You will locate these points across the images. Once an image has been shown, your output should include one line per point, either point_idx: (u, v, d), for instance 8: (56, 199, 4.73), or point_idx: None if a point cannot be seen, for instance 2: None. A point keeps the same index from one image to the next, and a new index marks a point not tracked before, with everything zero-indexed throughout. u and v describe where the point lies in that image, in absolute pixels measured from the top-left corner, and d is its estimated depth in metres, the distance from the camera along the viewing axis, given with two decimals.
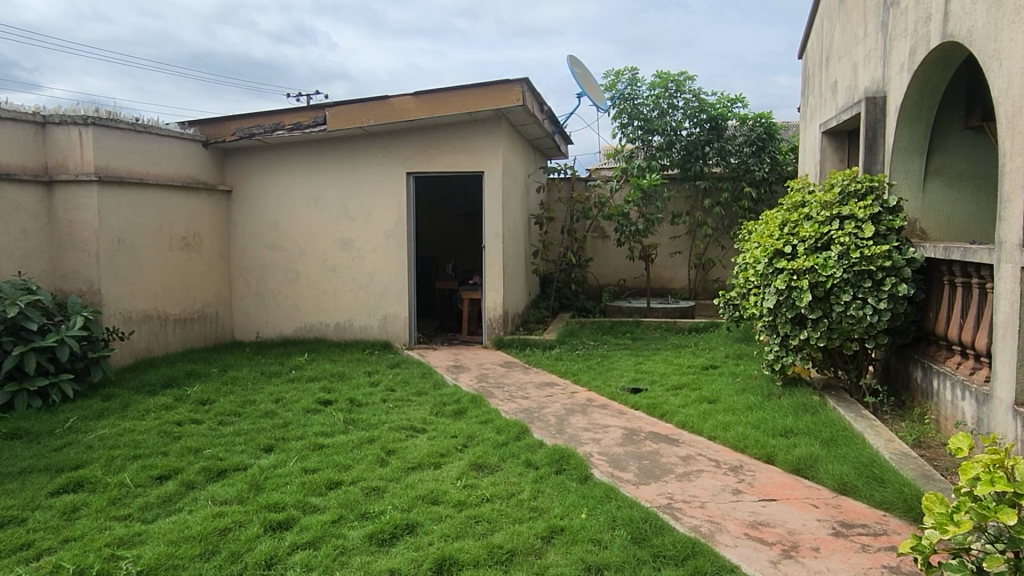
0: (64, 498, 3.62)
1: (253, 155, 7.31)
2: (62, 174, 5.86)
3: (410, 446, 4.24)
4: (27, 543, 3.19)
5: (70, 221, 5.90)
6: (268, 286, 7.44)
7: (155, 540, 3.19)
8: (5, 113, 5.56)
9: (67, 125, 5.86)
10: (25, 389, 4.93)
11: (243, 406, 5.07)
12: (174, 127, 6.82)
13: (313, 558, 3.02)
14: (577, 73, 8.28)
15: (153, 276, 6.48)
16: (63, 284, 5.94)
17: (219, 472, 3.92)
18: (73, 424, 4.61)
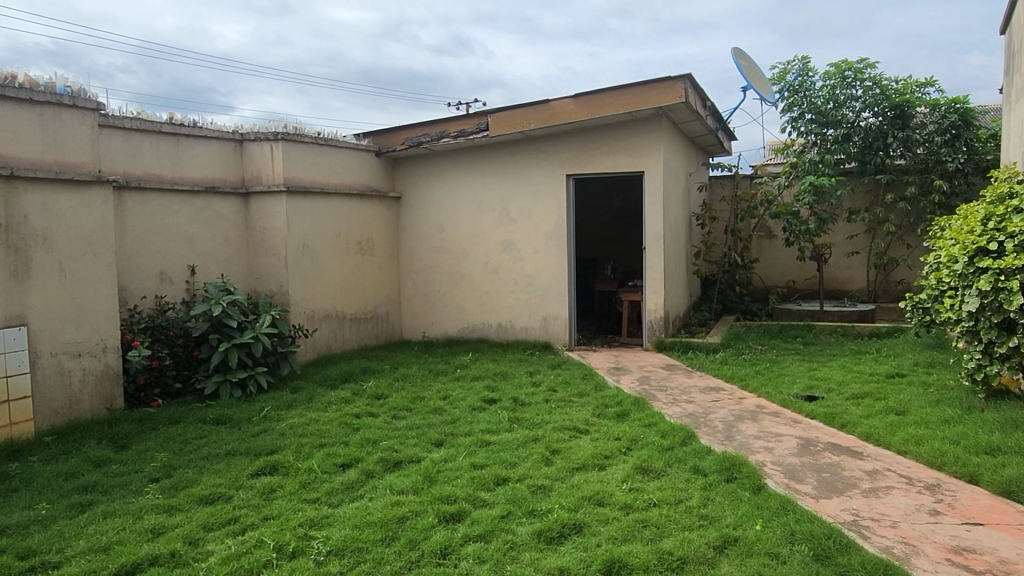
0: (263, 479, 3.99)
1: (420, 163, 7.70)
2: (257, 185, 6.47)
3: (574, 447, 4.26)
4: (234, 517, 3.55)
5: (264, 228, 6.50)
6: (434, 288, 7.79)
7: (341, 523, 3.43)
8: (210, 132, 6.23)
9: (260, 140, 6.46)
10: (227, 380, 5.50)
11: (414, 401, 5.33)
12: (351, 138, 7.36)
13: (485, 550, 3.11)
14: (742, 66, 7.95)
15: (333, 277, 6.99)
16: (257, 285, 6.57)
17: (395, 463, 4.15)
18: (268, 413, 5.07)
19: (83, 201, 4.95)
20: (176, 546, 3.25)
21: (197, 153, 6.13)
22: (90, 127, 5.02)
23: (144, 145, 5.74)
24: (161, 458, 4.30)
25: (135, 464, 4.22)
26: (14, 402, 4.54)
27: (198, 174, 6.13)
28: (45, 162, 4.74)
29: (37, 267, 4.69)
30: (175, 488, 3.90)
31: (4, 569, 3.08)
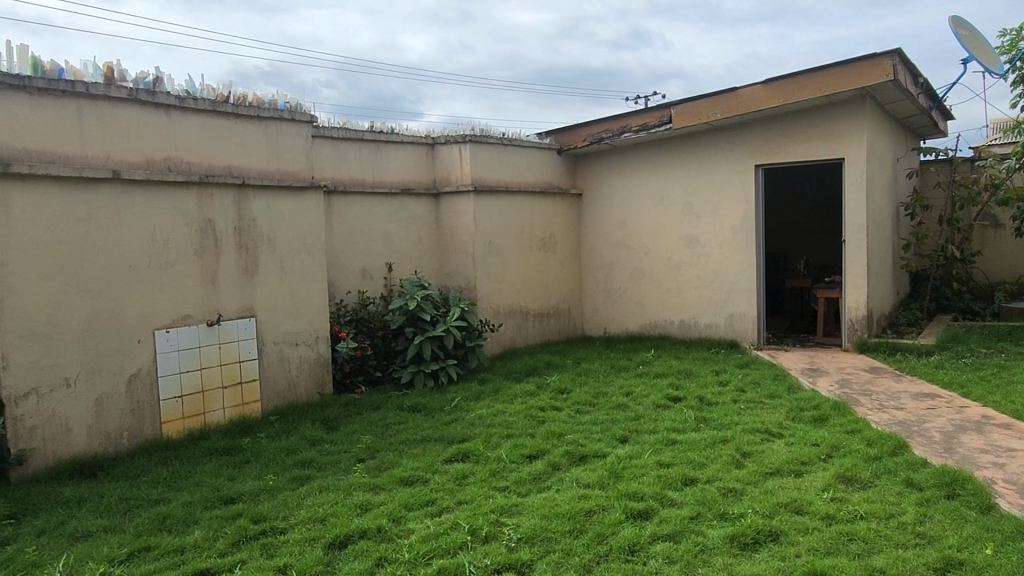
0: (456, 465, 4.20)
1: (601, 160, 7.74)
2: (447, 186, 6.83)
3: (767, 451, 4.06)
4: (431, 499, 3.77)
5: (453, 227, 6.84)
6: (615, 284, 7.77)
7: (531, 512, 3.52)
8: (406, 138, 6.67)
9: (450, 143, 6.81)
10: (421, 370, 5.85)
11: (596, 396, 5.35)
12: (534, 138, 7.58)
13: (674, 551, 3.05)
14: (962, 36, 7.12)
15: (517, 273, 7.20)
16: (448, 281, 6.93)
17: (581, 457, 4.19)
18: (458, 403, 5.33)
19: (301, 205, 5.50)
20: (381, 521, 3.52)
21: (394, 158, 6.58)
22: (305, 138, 5.57)
23: (350, 152, 6.25)
24: (366, 440, 4.67)
25: (344, 445, 4.62)
26: (246, 384, 5.18)
27: (395, 177, 6.57)
28: (269, 171, 5.33)
29: (263, 265, 5.29)
30: (379, 469, 4.22)
31: (241, 530, 3.51)
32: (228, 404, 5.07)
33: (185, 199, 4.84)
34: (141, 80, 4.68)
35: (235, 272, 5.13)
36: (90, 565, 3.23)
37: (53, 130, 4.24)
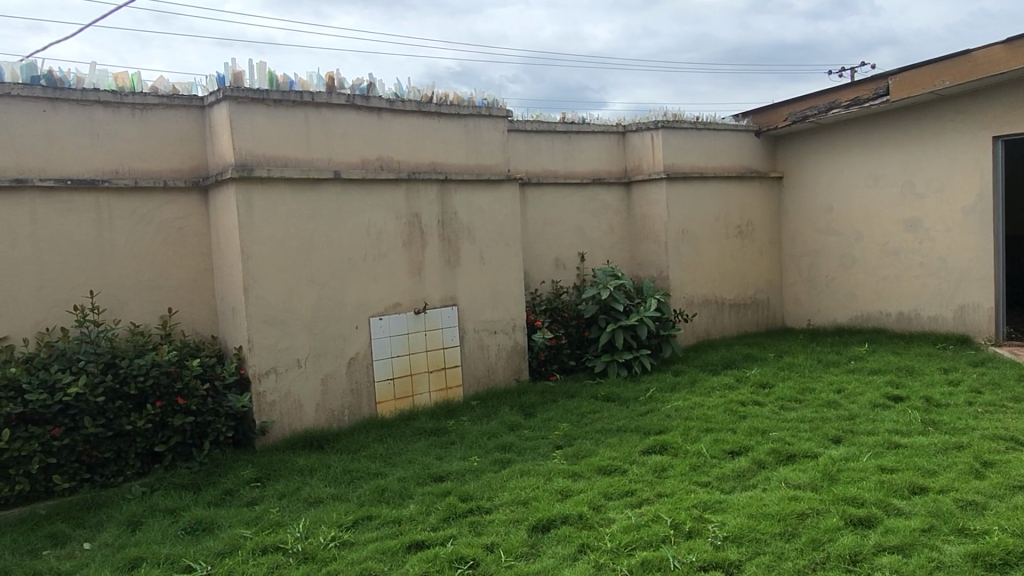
0: (654, 457, 4.14)
1: (805, 140, 7.25)
2: (639, 175, 6.75)
3: (1015, 461, 3.58)
4: (631, 490, 3.75)
5: (645, 215, 6.74)
6: (820, 273, 7.25)
7: (736, 510, 3.38)
8: (597, 127, 6.68)
9: (642, 130, 6.72)
10: (615, 359, 5.86)
11: (803, 393, 5.02)
12: (730, 120, 7.27)
13: (904, 565, 2.79)
14: None
15: (712, 262, 6.95)
16: (639, 271, 6.85)
17: (789, 456, 3.96)
18: (653, 394, 5.25)
19: (498, 198, 5.70)
20: (582, 509, 3.56)
21: (586, 148, 6.60)
22: (502, 133, 5.74)
23: (543, 144, 6.37)
24: (563, 427, 4.74)
25: (542, 431, 4.73)
26: (449, 370, 5.47)
27: (587, 167, 6.59)
28: (470, 166, 5.57)
29: (464, 256, 5.54)
30: (577, 456, 4.27)
31: (451, 507, 3.71)
32: (433, 387, 5.39)
33: (395, 195, 5.19)
34: (357, 87, 5.08)
35: (439, 263, 5.42)
36: (323, 529, 3.59)
37: (286, 136, 4.73)
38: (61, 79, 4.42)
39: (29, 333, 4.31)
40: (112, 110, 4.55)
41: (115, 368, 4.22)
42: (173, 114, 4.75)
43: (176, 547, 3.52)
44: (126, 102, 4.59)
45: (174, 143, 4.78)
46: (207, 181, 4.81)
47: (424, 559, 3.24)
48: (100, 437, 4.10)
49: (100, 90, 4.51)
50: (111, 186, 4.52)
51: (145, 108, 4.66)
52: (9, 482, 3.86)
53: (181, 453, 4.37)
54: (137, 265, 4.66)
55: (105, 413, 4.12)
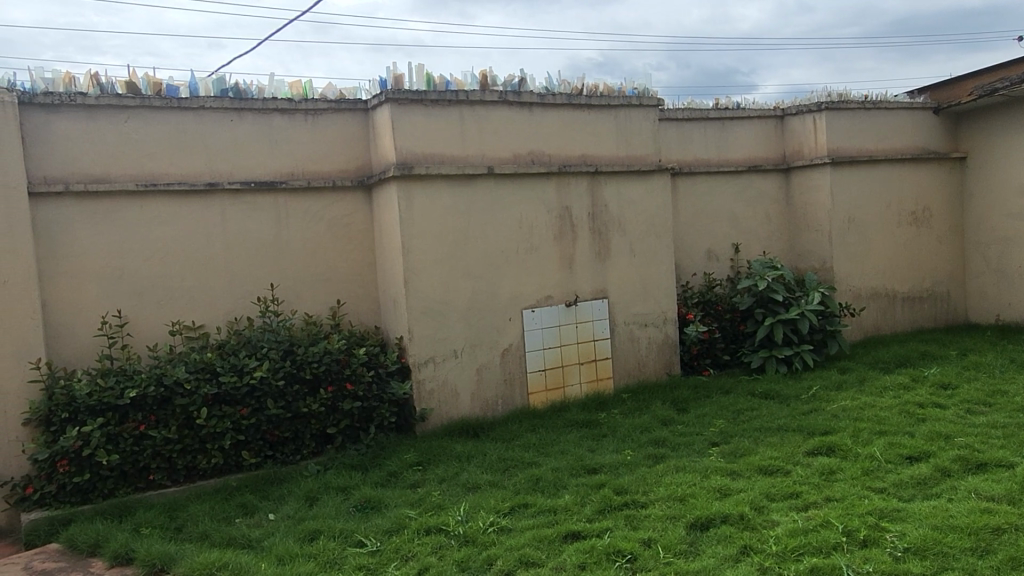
0: (821, 459, 3.91)
1: (994, 115, 6.55)
2: (799, 160, 6.39)
3: None
4: (796, 492, 3.57)
5: (806, 203, 6.38)
6: (1012, 263, 6.53)
7: (918, 521, 3.14)
8: (753, 112, 6.39)
9: (803, 113, 6.36)
10: (773, 355, 5.61)
11: (993, 396, 4.56)
12: (903, 98, 6.71)
13: None
14: None
15: (882, 252, 6.46)
16: (799, 262, 6.49)
17: (978, 464, 3.62)
18: (817, 392, 4.97)
19: (649, 189, 5.61)
20: (744, 509, 3.43)
21: (741, 134, 6.33)
22: (653, 122, 5.64)
23: (695, 132, 6.19)
24: (719, 424, 4.60)
25: (697, 427, 4.61)
26: (600, 362, 5.46)
27: (742, 154, 6.33)
28: (620, 157, 5.51)
29: (615, 248, 5.50)
30: (735, 455, 4.13)
31: (606, 500, 3.71)
32: (584, 379, 5.41)
33: (547, 188, 5.24)
34: (509, 84, 5.18)
35: (590, 256, 5.42)
36: (482, 514, 3.71)
37: (443, 135, 4.91)
38: (245, 90, 4.85)
39: (220, 322, 4.77)
40: (288, 117, 4.92)
41: (292, 355, 4.59)
42: (340, 118, 5.08)
43: (349, 523, 3.77)
44: (300, 108, 4.95)
45: (342, 145, 5.10)
46: (371, 179, 5.10)
47: (582, 549, 3.26)
48: (280, 418, 4.47)
49: (278, 99, 4.90)
50: (288, 187, 4.90)
51: (317, 113, 5.01)
52: (206, 455, 4.30)
53: (350, 436, 4.68)
54: (310, 260, 5.02)
55: (285, 396, 4.49)
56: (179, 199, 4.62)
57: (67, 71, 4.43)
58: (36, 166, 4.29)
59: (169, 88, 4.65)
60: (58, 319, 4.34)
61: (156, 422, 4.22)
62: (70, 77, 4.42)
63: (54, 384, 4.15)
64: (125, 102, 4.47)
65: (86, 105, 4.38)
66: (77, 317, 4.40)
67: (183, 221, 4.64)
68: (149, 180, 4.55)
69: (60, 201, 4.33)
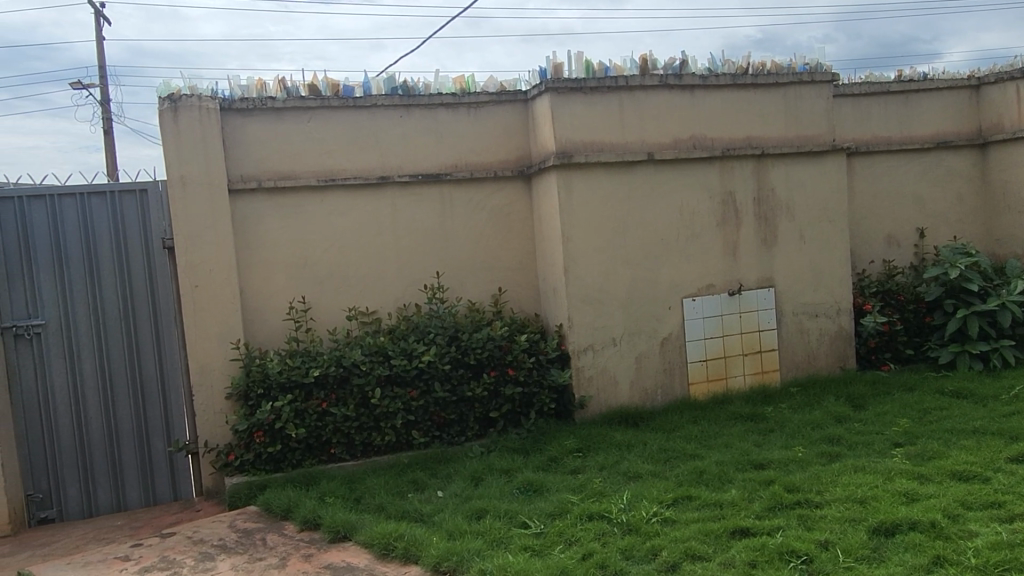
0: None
1: None
2: (997, 134, 5.76)
3: None
4: (998, 501, 3.25)
5: (1007, 182, 5.75)
6: None
7: None
8: (943, 82, 5.82)
9: (1004, 82, 5.72)
10: (966, 350, 5.14)
11: None
12: None
13: None
14: None
15: None
16: (997, 247, 5.86)
17: None
18: (1020, 393, 4.47)
19: (821, 171, 5.28)
20: (935, 516, 3.16)
21: (928, 107, 5.79)
22: (826, 99, 5.29)
23: (874, 108, 5.73)
24: (903, 423, 4.26)
25: (877, 426, 4.29)
26: (766, 353, 5.23)
27: (929, 130, 5.80)
28: (789, 138, 5.22)
29: (783, 234, 5.24)
30: (923, 457, 3.81)
31: (777, 497, 3.56)
32: (749, 371, 5.21)
33: (709, 173, 5.08)
34: (670, 67, 5.05)
35: (755, 242, 5.20)
36: (645, 503, 3.68)
37: (602, 122, 4.88)
38: (412, 87, 5.07)
39: (391, 308, 5.05)
40: (452, 111, 5.11)
41: (457, 341, 4.78)
42: (501, 110, 5.19)
43: (514, 504, 3.89)
44: (464, 102, 5.12)
45: (503, 137, 5.22)
46: (531, 169, 5.19)
47: (752, 547, 3.15)
48: (447, 400, 4.68)
49: (443, 94, 5.08)
50: (452, 179, 5.09)
51: (479, 106, 5.15)
52: (380, 432, 4.59)
53: (511, 420, 4.81)
54: (473, 249, 5.19)
55: (451, 379, 4.70)
56: (355, 193, 4.94)
57: (259, 78, 4.83)
58: (234, 165, 4.73)
59: (345, 89, 4.95)
60: (253, 303, 4.79)
61: (336, 400, 4.56)
62: (261, 83, 4.82)
63: (250, 362, 4.59)
64: (308, 104, 4.83)
65: (275, 108, 4.79)
66: (268, 302, 4.82)
67: (359, 213, 4.95)
68: (328, 176, 4.90)
69: (255, 196, 4.76)
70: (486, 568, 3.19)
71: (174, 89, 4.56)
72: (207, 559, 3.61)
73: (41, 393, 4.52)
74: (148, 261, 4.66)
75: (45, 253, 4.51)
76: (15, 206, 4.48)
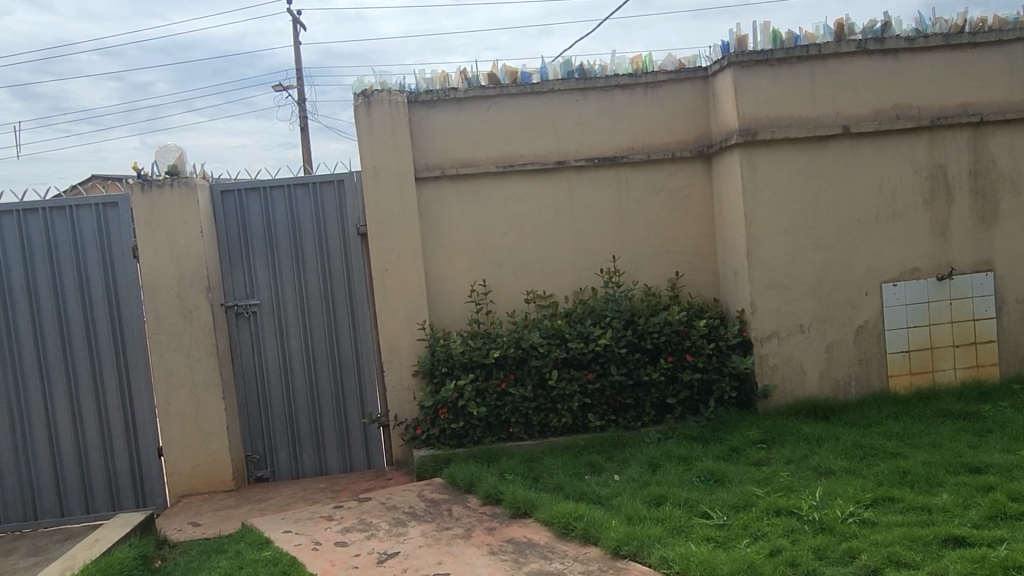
0: None
1: None
2: None
3: None
4: None
5: None
6: None
7: None
8: None
9: None
10: None
11: None
12: None
13: None
14: None
15: None
16: None
17: None
18: None
19: None
20: None
21: None
22: None
23: None
24: None
25: None
26: (982, 345, 4.74)
27: None
28: (1010, 101, 4.69)
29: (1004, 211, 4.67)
30: None
31: (998, 505, 3.19)
32: (961, 364, 4.72)
33: (915, 146, 4.63)
34: (870, 30, 4.63)
35: (969, 221, 4.71)
36: (840, 502, 3.44)
37: (792, 95, 4.58)
38: (589, 70, 5.04)
39: (567, 291, 5.10)
40: (628, 92, 5.03)
41: (634, 325, 4.73)
42: (680, 88, 5.05)
43: (694, 493, 3.79)
44: (641, 83, 5.02)
45: (682, 116, 5.07)
46: (712, 149, 5.01)
47: (969, 558, 2.86)
48: (622, 384, 4.66)
49: (620, 75, 5.02)
50: (629, 161, 5.03)
51: (657, 85, 5.03)
52: (557, 414, 4.65)
53: (689, 407, 4.70)
54: (649, 232, 5.10)
55: (627, 363, 4.67)
56: (533, 178, 5.02)
57: (442, 70, 5.00)
58: (420, 155, 4.97)
59: (523, 76, 5.01)
60: (438, 286, 5.03)
61: (515, 381, 4.69)
62: (444, 75, 4.98)
63: (435, 343, 4.83)
64: (488, 92, 4.96)
65: (457, 98, 4.96)
66: (451, 285, 5.04)
67: (536, 198, 5.03)
68: (507, 162, 5.01)
69: (438, 184, 4.98)
70: (668, 556, 3.14)
71: (367, 85, 4.87)
72: (399, 524, 3.87)
73: (257, 365, 5.05)
74: (345, 246, 5.04)
75: (260, 240, 5.01)
76: (234, 197, 5.00)
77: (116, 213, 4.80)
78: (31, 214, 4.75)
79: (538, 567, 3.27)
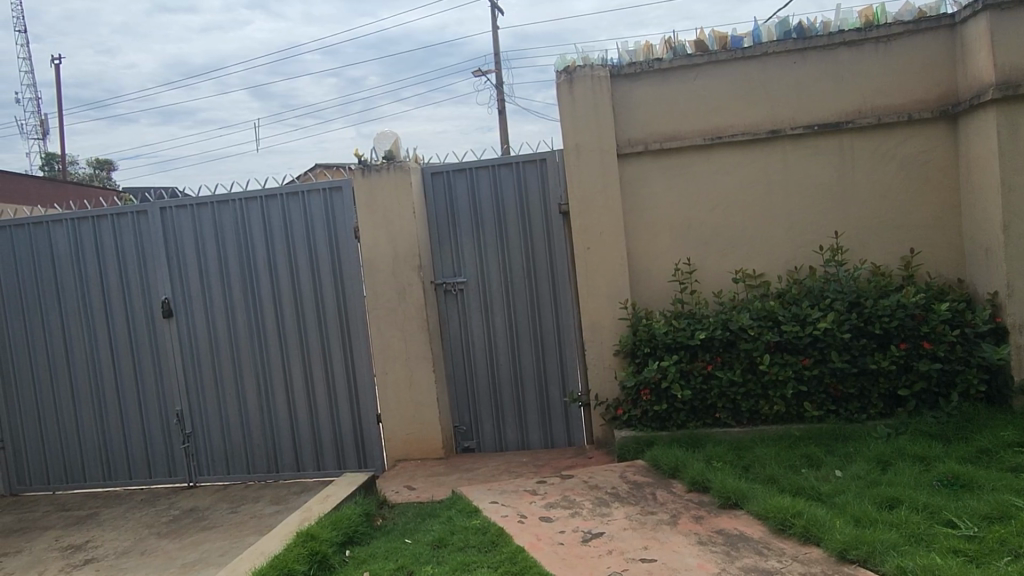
0: None
1: None
2: None
3: None
4: None
5: None
6: None
7: None
8: None
9: None
10: None
11: None
12: None
13: None
14: None
15: None
16: None
17: None
18: None
19: None
20: None
21: None
22: None
23: None
24: None
25: None
26: None
27: None
28: None
29: None
30: None
31: None
32: None
33: None
34: None
35: None
36: None
37: None
38: (809, 29, 4.60)
39: (780, 271, 4.74)
40: (856, 49, 4.53)
41: (859, 308, 4.29)
42: (920, 40, 4.46)
43: (935, 497, 3.36)
44: (871, 38, 4.50)
45: (922, 72, 4.48)
46: (959, 108, 4.40)
47: None
48: (845, 372, 4.26)
49: (846, 31, 4.53)
50: (855, 127, 4.55)
51: (891, 39, 4.48)
52: (769, 401, 4.35)
53: (926, 401, 4.22)
54: (878, 205, 4.60)
55: (851, 349, 4.25)
56: (743, 149, 4.71)
57: (646, 41, 4.81)
58: (623, 130, 4.83)
59: (734, 40, 4.68)
60: (641, 265, 4.89)
61: (722, 364, 4.44)
62: (648, 46, 4.79)
63: (637, 322, 4.71)
64: (694, 60, 4.71)
65: (660, 69, 4.75)
66: (655, 264, 4.88)
67: (746, 171, 4.72)
68: (715, 134, 4.73)
69: (642, 159, 4.83)
70: (907, 565, 2.81)
71: (570, 62, 4.82)
72: (603, 505, 3.84)
73: (463, 341, 5.25)
74: (547, 225, 5.08)
75: (466, 219, 5.18)
76: (443, 178, 5.20)
77: (341, 196, 5.19)
78: (272, 201, 5.28)
79: (753, 563, 3.08)
